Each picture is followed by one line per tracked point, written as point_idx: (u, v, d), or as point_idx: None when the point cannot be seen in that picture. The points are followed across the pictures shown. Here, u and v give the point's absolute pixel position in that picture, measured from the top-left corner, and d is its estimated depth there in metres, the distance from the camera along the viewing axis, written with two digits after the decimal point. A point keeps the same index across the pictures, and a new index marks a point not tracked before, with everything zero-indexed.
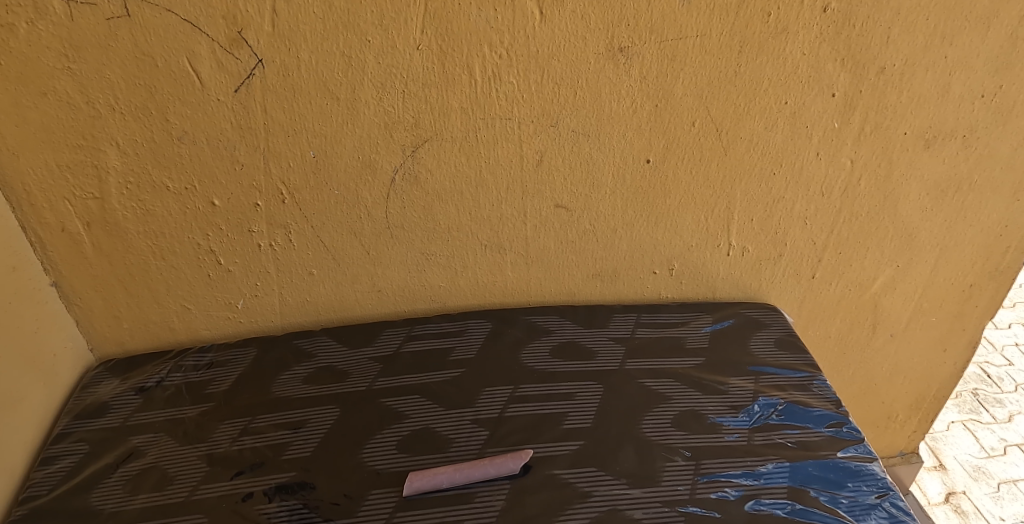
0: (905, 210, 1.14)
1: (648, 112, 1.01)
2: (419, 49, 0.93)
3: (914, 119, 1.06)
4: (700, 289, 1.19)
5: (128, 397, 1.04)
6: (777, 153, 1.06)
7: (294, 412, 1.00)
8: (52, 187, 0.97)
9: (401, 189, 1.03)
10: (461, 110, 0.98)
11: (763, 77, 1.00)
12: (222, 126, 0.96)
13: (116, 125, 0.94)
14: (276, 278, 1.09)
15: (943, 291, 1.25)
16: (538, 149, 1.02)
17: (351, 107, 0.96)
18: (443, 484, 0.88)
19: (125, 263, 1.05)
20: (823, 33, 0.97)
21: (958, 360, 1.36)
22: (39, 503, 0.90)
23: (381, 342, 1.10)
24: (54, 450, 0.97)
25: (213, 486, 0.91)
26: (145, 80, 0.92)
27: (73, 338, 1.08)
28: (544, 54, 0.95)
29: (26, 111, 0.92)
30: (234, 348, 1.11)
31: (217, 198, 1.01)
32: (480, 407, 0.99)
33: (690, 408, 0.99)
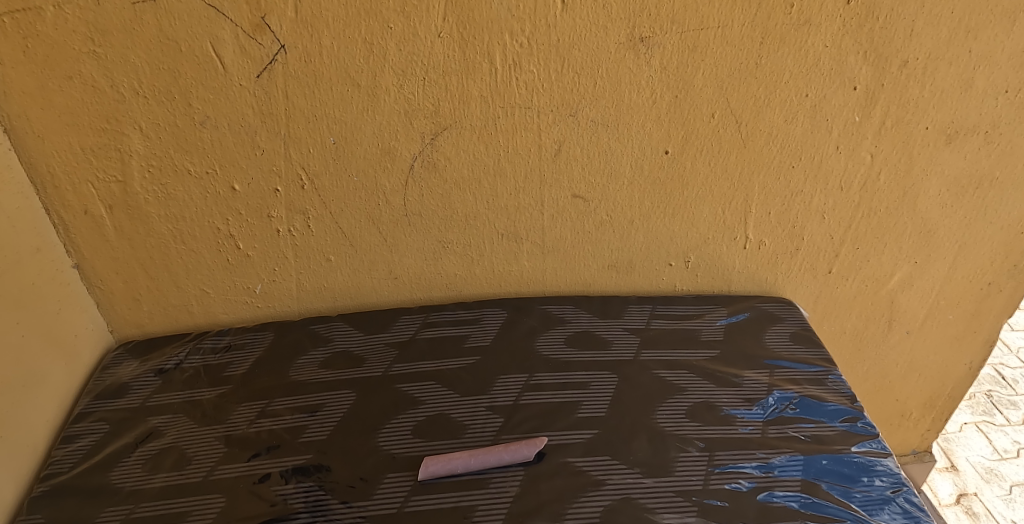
0: (924, 206, 1.14)
1: (668, 103, 1.01)
2: (440, 36, 0.93)
3: (936, 113, 1.05)
4: (715, 282, 1.19)
5: (147, 378, 1.05)
6: (796, 146, 1.06)
7: (310, 395, 1.00)
8: (76, 170, 0.99)
9: (419, 176, 1.04)
10: (480, 98, 0.98)
11: (784, 69, 0.99)
12: (244, 111, 0.96)
13: (140, 109, 0.95)
14: (294, 263, 1.10)
15: (960, 288, 1.24)
16: (557, 138, 1.02)
17: (371, 94, 0.96)
18: (457, 469, 0.88)
19: (146, 246, 1.06)
20: (846, 25, 0.97)
21: (974, 360, 1.35)
22: (60, 480, 0.92)
23: (396, 328, 1.11)
24: (75, 429, 0.99)
25: (230, 467, 0.92)
26: (168, 65, 0.92)
27: (94, 319, 1.10)
28: (564, 43, 0.95)
29: (51, 94, 0.93)
30: (251, 332, 1.12)
31: (238, 183, 1.02)
32: (495, 394, 0.99)
33: (704, 400, 0.99)
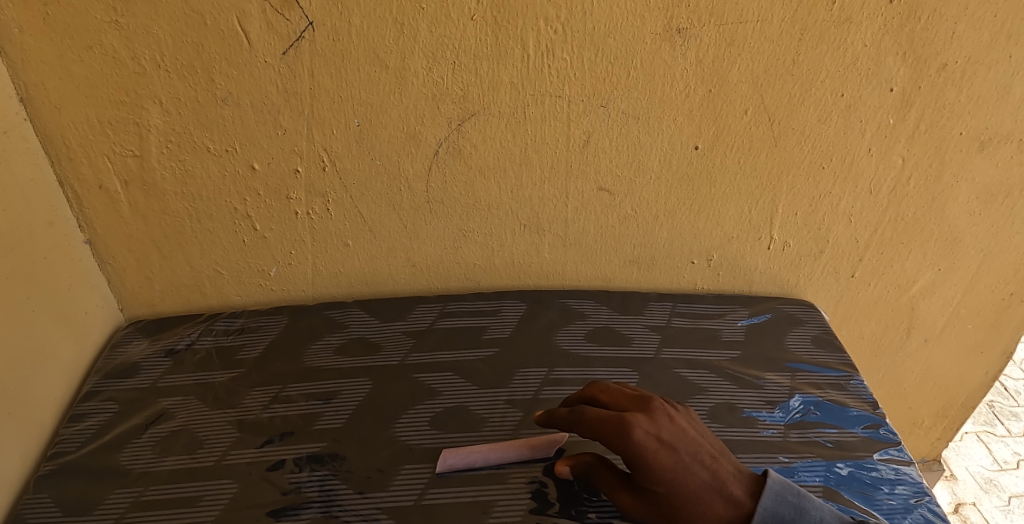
0: (952, 213, 1.12)
1: (701, 98, 0.98)
2: (473, 19, 0.91)
3: (971, 119, 1.03)
4: (736, 282, 1.17)
5: (157, 359, 1.03)
6: (828, 147, 1.04)
7: (326, 382, 0.98)
8: (93, 143, 0.96)
9: (444, 163, 1.01)
10: (511, 85, 0.96)
11: (821, 67, 0.97)
12: (268, 89, 0.94)
13: (160, 83, 0.93)
14: (310, 247, 1.08)
15: (982, 298, 1.22)
16: (586, 129, 1.00)
17: (399, 76, 0.94)
18: (477, 463, 0.87)
19: (160, 224, 1.04)
20: (887, 25, 0.95)
21: (990, 370, 1.33)
22: (68, 459, 0.90)
23: (413, 317, 1.09)
24: (83, 408, 0.97)
25: (242, 452, 0.90)
26: (192, 38, 0.90)
27: (104, 296, 1.08)
28: (599, 32, 0.93)
29: (71, 64, 0.90)
30: (265, 316, 1.10)
31: (258, 162, 0.99)
32: (514, 388, 0.97)
33: (726, 401, 0.98)
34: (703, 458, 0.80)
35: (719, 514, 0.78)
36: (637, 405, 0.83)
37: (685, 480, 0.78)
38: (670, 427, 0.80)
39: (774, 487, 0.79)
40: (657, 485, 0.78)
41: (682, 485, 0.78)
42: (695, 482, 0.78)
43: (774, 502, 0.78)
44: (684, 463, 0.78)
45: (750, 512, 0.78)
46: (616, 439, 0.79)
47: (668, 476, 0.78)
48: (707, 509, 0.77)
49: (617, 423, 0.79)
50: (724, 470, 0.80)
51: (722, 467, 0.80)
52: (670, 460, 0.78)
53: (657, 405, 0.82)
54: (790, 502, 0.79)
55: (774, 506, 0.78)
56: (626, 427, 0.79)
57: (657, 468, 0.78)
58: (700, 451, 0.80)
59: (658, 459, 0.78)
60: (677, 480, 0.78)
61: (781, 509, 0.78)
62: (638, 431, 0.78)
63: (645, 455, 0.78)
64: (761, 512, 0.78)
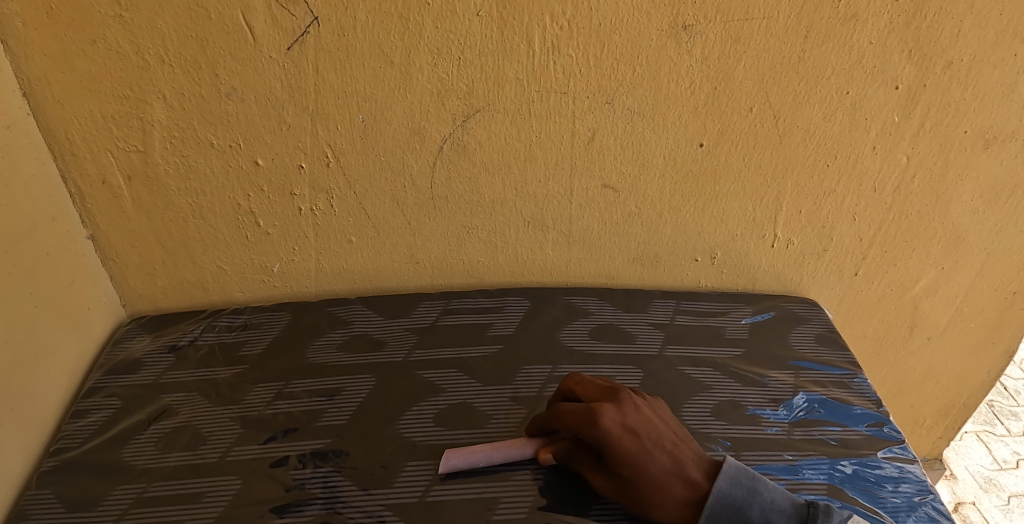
0: (956, 211, 1.12)
1: (706, 95, 0.98)
2: (479, 15, 0.90)
3: (976, 117, 1.03)
4: (739, 280, 1.17)
5: (160, 355, 1.03)
6: (833, 145, 1.04)
7: (329, 379, 0.98)
8: (96, 137, 0.96)
9: (448, 159, 1.01)
10: (516, 81, 0.95)
11: (827, 65, 0.97)
12: (273, 85, 0.94)
13: (164, 78, 0.92)
14: (313, 243, 1.07)
15: (985, 297, 1.22)
16: (591, 125, 1.00)
17: (404, 72, 0.94)
18: (479, 463, 0.86)
19: (163, 219, 1.03)
20: (893, 22, 0.95)
21: (992, 369, 1.33)
22: (70, 454, 0.90)
23: (416, 314, 1.09)
24: (86, 403, 0.96)
25: (245, 448, 0.89)
26: (197, 32, 0.89)
27: (106, 292, 1.07)
28: (605, 28, 0.92)
29: (74, 58, 0.90)
30: (268, 312, 1.09)
31: (261, 157, 0.99)
32: (518, 385, 0.97)
33: (730, 399, 0.97)
34: (665, 443, 0.82)
35: (680, 496, 0.80)
36: (608, 394, 0.85)
37: (648, 464, 0.80)
38: (635, 415, 0.82)
39: (729, 471, 0.81)
40: (622, 469, 0.80)
41: (645, 469, 0.80)
42: (656, 466, 0.80)
43: (728, 485, 0.80)
44: (647, 448, 0.81)
45: (707, 494, 0.80)
46: (585, 427, 0.81)
47: (632, 460, 0.80)
48: (667, 492, 0.80)
49: (585, 412, 0.82)
50: (684, 455, 0.82)
51: (684, 451, 0.82)
52: (633, 445, 0.80)
53: (625, 395, 0.85)
54: (742, 485, 0.80)
55: (728, 488, 0.80)
56: (593, 415, 0.81)
57: (621, 453, 0.80)
58: (663, 436, 0.82)
59: (621, 444, 0.80)
60: (640, 464, 0.80)
61: (733, 492, 0.80)
62: (604, 419, 0.81)
63: (610, 441, 0.80)
64: (716, 495, 0.80)
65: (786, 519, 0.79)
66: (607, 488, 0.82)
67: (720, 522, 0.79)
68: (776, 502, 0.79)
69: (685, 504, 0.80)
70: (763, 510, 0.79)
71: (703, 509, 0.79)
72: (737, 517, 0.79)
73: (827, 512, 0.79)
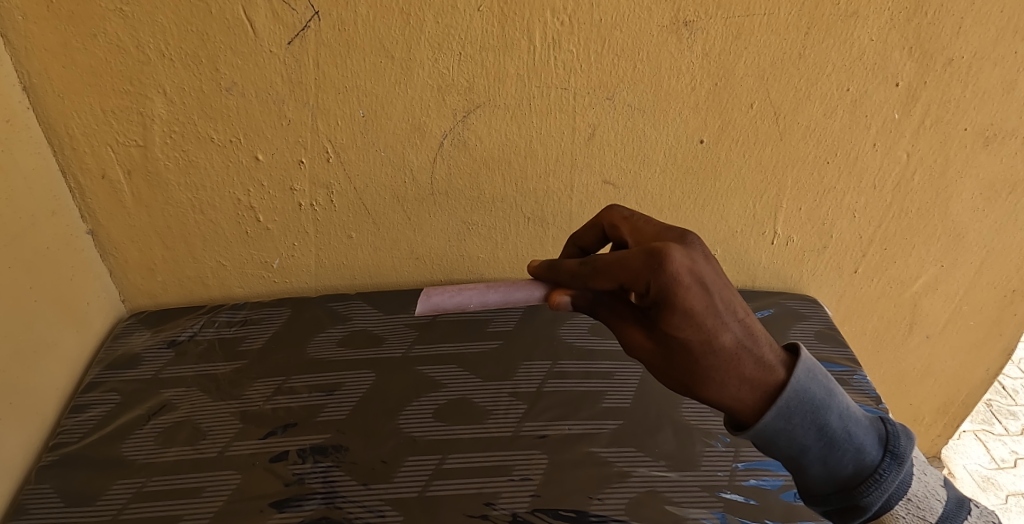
0: (956, 209, 1.12)
1: (707, 91, 0.98)
2: (480, 10, 0.90)
3: (976, 115, 1.03)
4: (739, 277, 1.17)
5: (159, 350, 1.03)
6: (833, 142, 1.04)
7: (329, 374, 0.98)
8: (96, 132, 0.96)
9: (448, 155, 1.01)
10: (517, 76, 0.95)
11: (827, 61, 0.97)
12: (273, 79, 0.94)
13: (165, 72, 0.92)
14: (313, 239, 1.07)
15: (984, 294, 1.22)
16: (591, 122, 1.00)
17: (405, 67, 0.94)
18: (469, 305, 0.82)
19: (163, 214, 1.03)
20: (894, 19, 0.95)
21: (990, 367, 1.33)
22: (70, 449, 0.89)
23: (416, 310, 1.09)
24: (85, 398, 0.96)
25: (245, 443, 0.89)
26: (197, 26, 0.89)
27: (105, 287, 1.07)
28: (606, 23, 0.92)
29: (74, 52, 0.90)
30: (268, 308, 1.09)
31: (262, 152, 0.99)
32: (518, 380, 0.97)
33: None
34: (738, 310, 0.66)
35: (747, 377, 0.66)
36: (668, 234, 0.70)
37: (718, 332, 0.65)
38: (709, 269, 0.66)
39: (809, 362, 0.67)
40: (683, 329, 0.65)
41: (713, 337, 0.65)
42: (727, 336, 0.65)
43: (808, 378, 0.67)
44: (718, 312, 0.65)
45: (782, 385, 0.66)
46: (645, 270, 0.65)
47: (698, 320, 0.65)
48: (734, 367, 0.66)
49: (646, 253, 0.66)
50: (758, 328, 0.67)
51: (760, 330, 0.67)
52: (703, 303, 0.65)
53: (694, 240, 0.68)
54: (821, 382, 0.67)
55: (807, 382, 0.66)
56: (658, 257, 0.65)
57: (686, 310, 0.65)
58: (738, 304, 0.66)
59: (689, 298, 0.64)
60: (708, 329, 0.65)
61: (813, 388, 0.67)
62: (673, 260, 0.64)
63: (676, 285, 0.64)
64: (794, 388, 0.66)
65: (865, 429, 0.68)
66: (649, 348, 0.68)
67: (793, 418, 0.66)
68: (852, 408, 0.68)
69: (751, 386, 0.66)
70: (842, 415, 0.67)
71: (778, 400, 0.65)
72: (813, 417, 0.66)
73: (906, 430, 0.70)
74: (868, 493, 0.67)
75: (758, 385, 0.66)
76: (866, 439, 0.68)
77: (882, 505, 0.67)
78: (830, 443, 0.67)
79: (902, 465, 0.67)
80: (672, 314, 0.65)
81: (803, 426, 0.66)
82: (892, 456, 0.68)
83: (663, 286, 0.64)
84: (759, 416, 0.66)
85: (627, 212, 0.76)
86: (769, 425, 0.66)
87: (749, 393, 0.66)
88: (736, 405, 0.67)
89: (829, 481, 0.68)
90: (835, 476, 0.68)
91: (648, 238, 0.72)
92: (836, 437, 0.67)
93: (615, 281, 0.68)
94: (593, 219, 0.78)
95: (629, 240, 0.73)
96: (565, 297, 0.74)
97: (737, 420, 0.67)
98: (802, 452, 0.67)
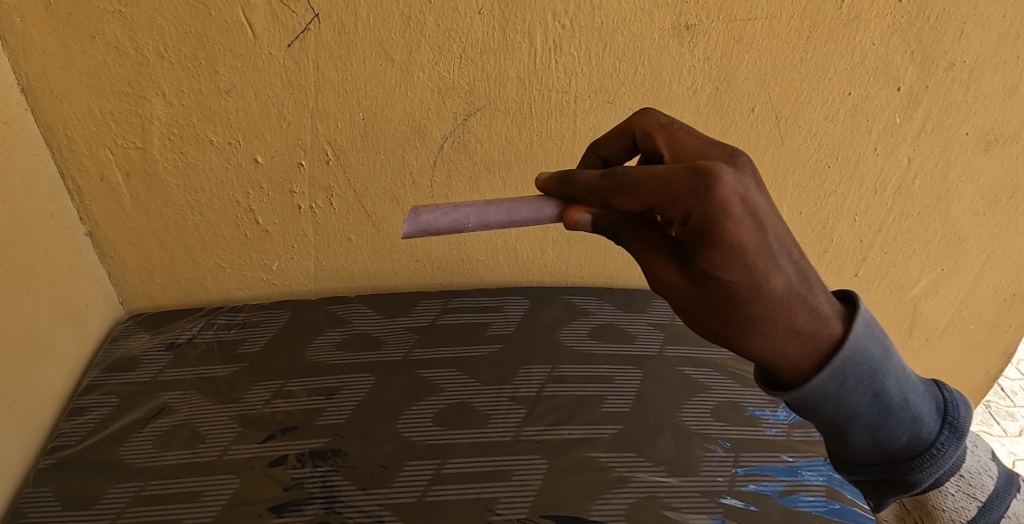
0: (957, 213, 1.12)
1: (708, 95, 0.98)
2: (481, 12, 0.90)
3: (978, 119, 1.03)
4: None
5: (158, 352, 1.02)
6: (834, 146, 1.04)
7: (328, 377, 0.98)
8: (94, 134, 0.95)
9: (449, 158, 1.01)
10: (517, 79, 0.95)
11: (829, 66, 0.97)
12: (273, 82, 0.93)
13: (163, 74, 0.91)
14: (312, 241, 1.07)
15: (984, 298, 1.22)
16: (592, 125, 0.99)
17: (405, 69, 0.93)
18: (467, 222, 0.71)
19: (162, 216, 1.03)
20: (896, 24, 0.95)
21: (990, 370, 1.33)
22: (67, 452, 0.89)
23: (416, 313, 1.09)
24: (83, 401, 0.96)
25: (243, 447, 0.89)
26: (196, 28, 0.89)
27: (104, 289, 1.07)
28: (608, 27, 0.92)
29: (72, 54, 0.90)
30: (267, 310, 1.09)
31: (261, 155, 0.98)
32: (518, 385, 0.97)
33: (729, 400, 0.97)
34: (792, 249, 0.59)
35: (798, 328, 0.60)
36: (715, 150, 0.63)
37: (769, 275, 0.58)
38: (762, 197, 0.58)
39: (868, 317, 0.62)
40: (727, 268, 0.58)
41: (764, 280, 0.59)
42: (779, 278, 0.59)
43: (868, 337, 0.61)
44: (770, 252, 0.58)
45: (838, 343, 0.61)
46: (687, 194, 0.58)
47: (749, 259, 0.58)
48: (782, 314, 0.59)
49: (691, 173, 0.58)
50: (810, 268, 0.60)
51: (815, 276, 0.60)
52: (754, 239, 0.58)
53: (744, 160, 0.61)
54: (879, 341, 0.62)
55: (865, 340, 0.61)
56: (704, 178, 0.57)
57: (735, 246, 0.57)
58: (791, 240, 0.59)
59: (739, 232, 0.57)
60: (759, 271, 0.58)
61: (872, 347, 0.62)
62: (722, 185, 0.57)
63: (724, 216, 0.57)
64: (852, 347, 0.61)
65: (921, 397, 0.65)
66: (677, 286, 0.63)
67: (848, 381, 0.61)
68: (908, 372, 0.64)
69: (797, 336, 0.60)
70: (900, 380, 0.63)
71: (834, 362, 0.60)
72: (870, 381, 0.62)
73: (962, 399, 0.67)
74: (921, 468, 0.64)
75: (807, 341, 0.60)
76: (924, 409, 0.64)
77: (933, 480, 0.65)
78: (885, 411, 0.63)
79: (960, 438, 0.65)
80: (715, 251, 0.58)
81: (858, 391, 0.62)
82: (950, 428, 0.65)
83: (705, 217, 0.57)
84: (809, 377, 0.61)
85: (665, 119, 0.69)
86: (821, 388, 0.61)
87: (796, 348, 0.60)
88: (779, 360, 0.61)
89: (877, 450, 0.65)
90: (884, 447, 0.65)
91: (691, 153, 0.64)
92: (893, 405, 0.63)
93: (646, 203, 0.61)
94: (624, 125, 0.71)
95: (666, 154, 0.67)
96: (585, 215, 0.67)
97: (777, 375, 0.62)
98: (853, 419, 0.63)
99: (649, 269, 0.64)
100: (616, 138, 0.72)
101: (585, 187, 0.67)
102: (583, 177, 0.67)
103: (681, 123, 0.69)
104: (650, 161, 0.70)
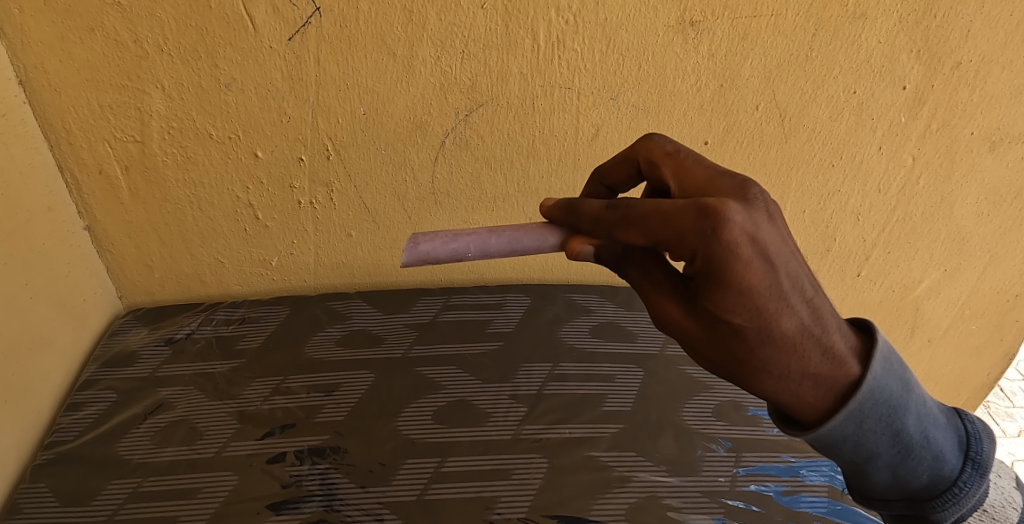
0: (960, 213, 1.11)
1: (712, 92, 0.97)
2: (483, 8, 0.89)
3: (983, 119, 1.02)
4: None
5: (156, 348, 1.02)
6: (838, 145, 1.03)
7: (328, 374, 0.97)
8: (93, 127, 0.94)
9: (450, 154, 1.00)
10: (520, 75, 0.94)
11: (834, 63, 0.96)
12: (273, 76, 0.92)
13: (163, 67, 0.91)
14: (312, 236, 1.06)
15: (986, 299, 1.21)
16: (595, 122, 0.99)
17: (407, 64, 0.93)
18: (466, 251, 0.71)
19: (161, 210, 1.02)
20: (902, 22, 0.94)
21: (992, 372, 1.31)
22: (65, 448, 0.88)
23: (416, 310, 1.08)
24: (81, 397, 0.95)
25: (242, 444, 0.88)
26: (196, 21, 0.88)
27: (102, 284, 1.06)
28: (612, 23, 0.91)
29: (71, 46, 0.89)
30: (266, 306, 1.09)
31: (261, 149, 0.97)
32: (518, 383, 0.96)
33: (730, 400, 0.97)
34: (804, 289, 0.59)
35: (811, 372, 0.59)
36: (724, 182, 0.62)
37: (780, 317, 0.58)
38: (773, 234, 0.58)
39: (886, 352, 0.60)
40: (737, 310, 0.58)
41: (774, 323, 0.58)
42: (790, 320, 0.58)
43: (886, 373, 0.60)
44: (781, 292, 0.58)
45: (855, 384, 0.60)
46: (694, 233, 0.57)
47: (758, 301, 0.57)
48: (794, 356, 0.59)
49: (697, 211, 0.58)
50: (825, 306, 0.60)
51: (828, 313, 0.59)
52: (764, 280, 0.57)
53: (755, 193, 0.60)
54: (898, 377, 0.61)
55: (884, 378, 0.60)
56: (711, 218, 0.57)
57: (744, 288, 0.57)
58: (802, 278, 0.59)
59: (748, 274, 0.57)
60: (769, 313, 0.58)
61: (890, 384, 0.60)
62: (729, 224, 0.57)
63: (733, 257, 0.57)
64: (870, 387, 0.59)
65: (943, 432, 0.63)
66: (686, 327, 0.62)
67: (867, 421, 0.60)
68: (928, 407, 0.63)
69: (810, 377, 0.59)
70: (920, 417, 0.62)
71: (851, 403, 0.59)
72: (890, 420, 0.61)
73: (986, 432, 0.66)
74: (944, 507, 0.63)
75: (822, 381, 0.59)
76: (946, 446, 0.63)
77: (956, 518, 0.63)
78: (906, 450, 0.62)
79: (985, 475, 0.63)
80: (724, 293, 0.58)
81: (877, 430, 0.61)
82: (973, 464, 0.64)
83: (711, 257, 0.57)
84: (825, 419, 0.60)
85: (671, 147, 0.68)
86: (839, 430, 0.60)
87: (810, 389, 0.59)
88: (794, 402, 0.60)
89: (897, 488, 0.64)
90: (905, 484, 0.63)
91: (698, 184, 0.63)
92: (914, 443, 0.62)
93: (650, 240, 0.61)
94: (629, 152, 0.70)
95: (672, 184, 0.66)
96: (587, 246, 0.67)
97: (792, 416, 0.61)
98: (872, 459, 0.62)
99: (654, 305, 0.65)
100: (621, 166, 0.72)
101: (589, 218, 0.67)
102: (587, 208, 0.68)
103: (686, 150, 0.67)
104: (656, 189, 0.69)
